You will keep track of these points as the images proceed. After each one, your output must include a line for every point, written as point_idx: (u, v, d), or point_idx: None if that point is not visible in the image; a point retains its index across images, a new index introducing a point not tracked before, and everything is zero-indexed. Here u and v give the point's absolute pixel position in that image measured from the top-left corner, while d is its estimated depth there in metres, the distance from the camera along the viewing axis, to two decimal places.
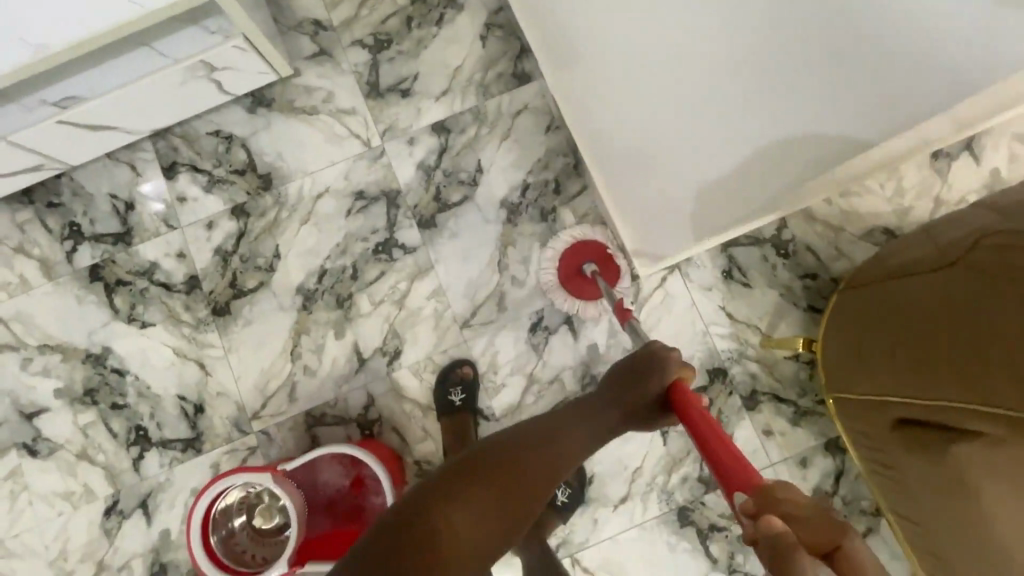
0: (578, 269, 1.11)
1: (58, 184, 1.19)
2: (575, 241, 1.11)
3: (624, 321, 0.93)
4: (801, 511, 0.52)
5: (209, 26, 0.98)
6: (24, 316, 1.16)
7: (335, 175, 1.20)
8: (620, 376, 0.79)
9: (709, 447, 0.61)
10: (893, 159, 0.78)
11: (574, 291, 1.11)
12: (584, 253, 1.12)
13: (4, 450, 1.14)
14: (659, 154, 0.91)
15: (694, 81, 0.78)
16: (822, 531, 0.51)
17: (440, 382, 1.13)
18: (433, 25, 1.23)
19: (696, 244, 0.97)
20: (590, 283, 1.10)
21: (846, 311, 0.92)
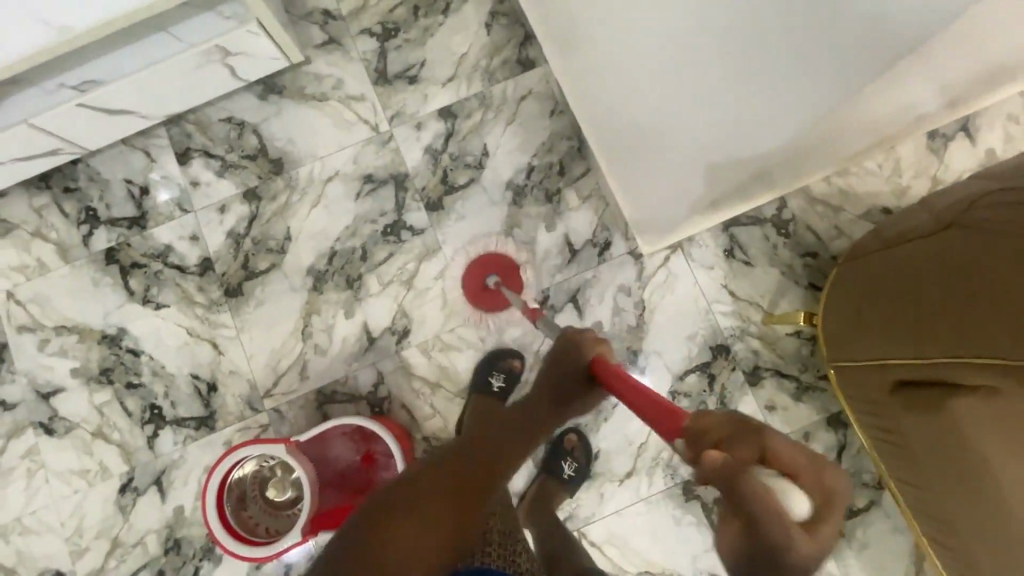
0: (483, 284, 1.16)
1: (74, 170, 1.22)
2: (477, 257, 1.15)
3: (534, 319, 1.02)
4: (725, 432, 0.53)
5: (223, 11, 1.01)
6: (42, 299, 1.19)
7: (345, 160, 1.23)
8: (555, 367, 0.79)
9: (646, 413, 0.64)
10: (894, 126, 0.80)
11: (485, 306, 1.15)
12: (486, 265, 1.16)
13: (22, 429, 1.16)
14: (665, 141, 0.93)
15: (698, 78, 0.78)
16: (741, 436, 0.51)
17: (486, 362, 1.15)
18: (440, 14, 1.26)
19: (707, 215, 1.03)
20: (496, 295, 1.15)
21: (845, 282, 0.94)
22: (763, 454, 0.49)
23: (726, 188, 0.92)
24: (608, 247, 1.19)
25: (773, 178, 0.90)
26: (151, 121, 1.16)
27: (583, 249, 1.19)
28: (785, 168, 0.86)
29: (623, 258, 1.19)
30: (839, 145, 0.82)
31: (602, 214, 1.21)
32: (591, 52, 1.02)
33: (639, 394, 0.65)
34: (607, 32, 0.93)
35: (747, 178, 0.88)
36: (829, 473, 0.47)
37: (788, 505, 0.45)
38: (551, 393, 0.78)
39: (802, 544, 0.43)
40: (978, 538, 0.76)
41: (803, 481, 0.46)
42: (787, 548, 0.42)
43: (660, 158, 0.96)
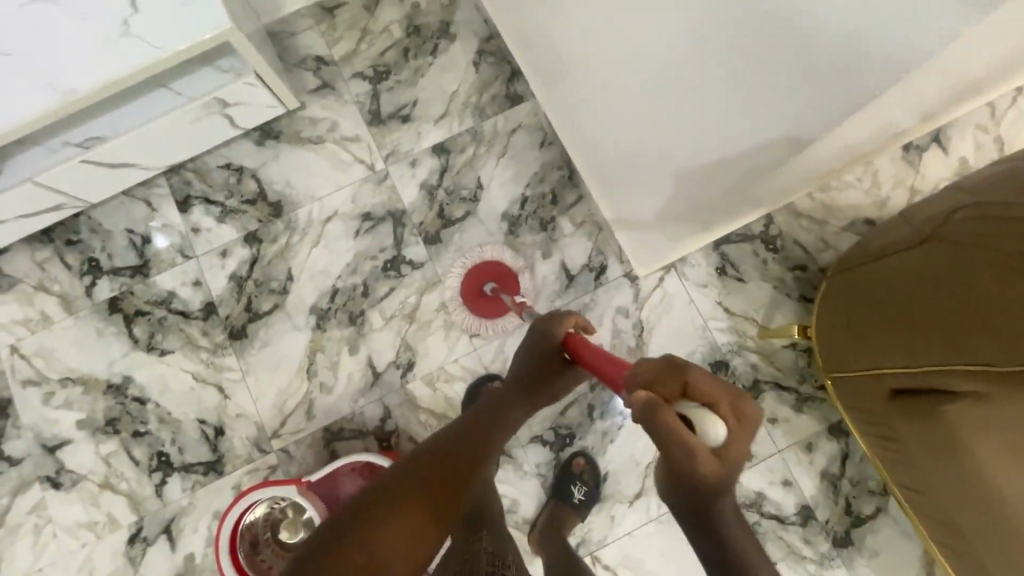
0: (479, 290, 1.17)
1: (76, 223, 1.24)
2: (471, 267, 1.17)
3: (522, 312, 1.07)
4: (655, 374, 0.56)
5: (221, 65, 1.05)
6: (46, 352, 1.20)
7: (343, 200, 1.26)
8: (538, 349, 0.80)
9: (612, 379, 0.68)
10: (883, 139, 0.85)
11: (484, 314, 1.16)
12: (481, 275, 1.17)
13: (28, 484, 1.15)
14: (660, 151, 0.94)
15: (698, 79, 0.79)
16: (663, 376, 0.55)
17: (469, 398, 1.17)
18: (429, 55, 1.31)
19: (704, 231, 1.05)
20: (492, 301, 1.16)
21: (834, 295, 0.97)
22: (685, 386, 0.53)
23: (720, 201, 0.94)
24: (603, 271, 1.22)
25: (760, 194, 0.91)
26: (153, 172, 1.18)
27: (580, 274, 1.22)
28: (774, 183, 0.87)
29: (619, 280, 1.22)
30: (828, 155, 0.83)
31: (596, 239, 1.24)
32: (578, 82, 1.06)
33: (603, 359, 0.70)
34: (595, 58, 0.97)
35: (737, 190, 0.89)
36: (744, 405, 0.52)
37: (704, 434, 0.49)
38: (528, 387, 0.81)
39: (710, 473, 0.49)
40: (981, 539, 0.78)
41: (722, 407, 0.51)
42: (693, 471, 0.49)
43: (653, 176, 0.99)
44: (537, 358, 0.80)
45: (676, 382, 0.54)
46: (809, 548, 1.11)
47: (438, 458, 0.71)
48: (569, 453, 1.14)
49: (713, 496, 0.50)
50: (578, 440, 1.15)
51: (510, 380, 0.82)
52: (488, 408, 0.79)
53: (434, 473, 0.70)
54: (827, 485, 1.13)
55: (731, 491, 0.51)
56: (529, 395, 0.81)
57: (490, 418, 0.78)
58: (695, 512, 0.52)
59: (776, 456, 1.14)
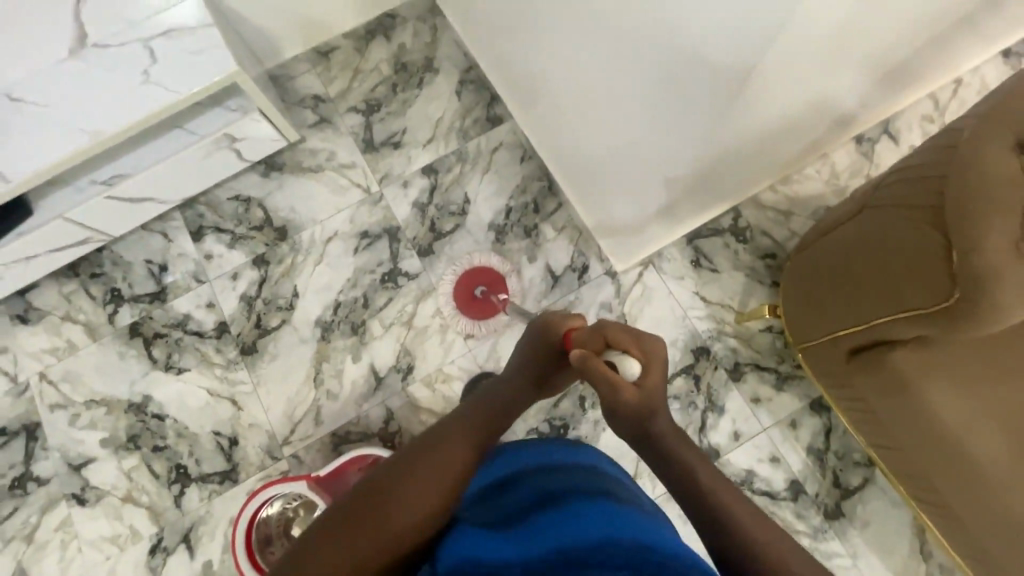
0: (472, 294, 1.28)
1: (99, 257, 1.35)
2: (464, 270, 1.28)
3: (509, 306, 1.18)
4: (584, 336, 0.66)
5: (229, 105, 1.18)
6: (72, 376, 1.29)
7: (342, 221, 1.36)
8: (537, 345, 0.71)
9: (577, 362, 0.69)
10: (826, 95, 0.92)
11: (475, 315, 1.26)
12: (473, 279, 1.28)
13: (54, 502, 1.22)
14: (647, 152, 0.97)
15: (675, 85, 0.81)
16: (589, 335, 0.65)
17: None
18: (415, 88, 1.44)
19: (684, 209, 1.11)
20: (483, 302, 1.27)
21: (793, 274, 1.05)
22: (607, 342, 0.63)
23: (711, 167, 0.97)
24: (586, 270, 1.31)
25: (740, 151, 0.95)
26: (168, 205, 1.30)
27: (564, 274, 1.30)
28: (753, 135, 0.90)
29: (601, 278, 1.30)
30: (794, 101, 0.85)
31: (577, 242, 1.33)
32: (549, 96, 1.15)
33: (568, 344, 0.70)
34: (563, 69, 1.04)
35: (724, 154, 0.93)
36: (648, 344, 0.63)
37: (624, 370, 0.61)
38: (528, 383, 0.72)
39: (631, 397, 0.60)
40: (947, 479, 0.84)
41: (632, 349, 0.62)
42: (617, 400, 0.60)
43: (633, 173, 1.04)
44: (532, 355, 0.72)
45: (599, 340, 0.64)
46: (803, 522, 1.14)
47: (430, 456, 0.63)
48: None
49: (643, 416, 0.61)
50: (572, 429, 1.21)
51: (507, 373, 0.74)
52: (483, 401, 0.71)
53: (428, 473, 0.62)
54: (814, 459, 1.17)
55: (661, 408, 0.61)
56: (528, 391, 0.72)
57: (489, 414, 0.69)
58: (635, 432, 0.62)
59: (762, 434, 1.19)
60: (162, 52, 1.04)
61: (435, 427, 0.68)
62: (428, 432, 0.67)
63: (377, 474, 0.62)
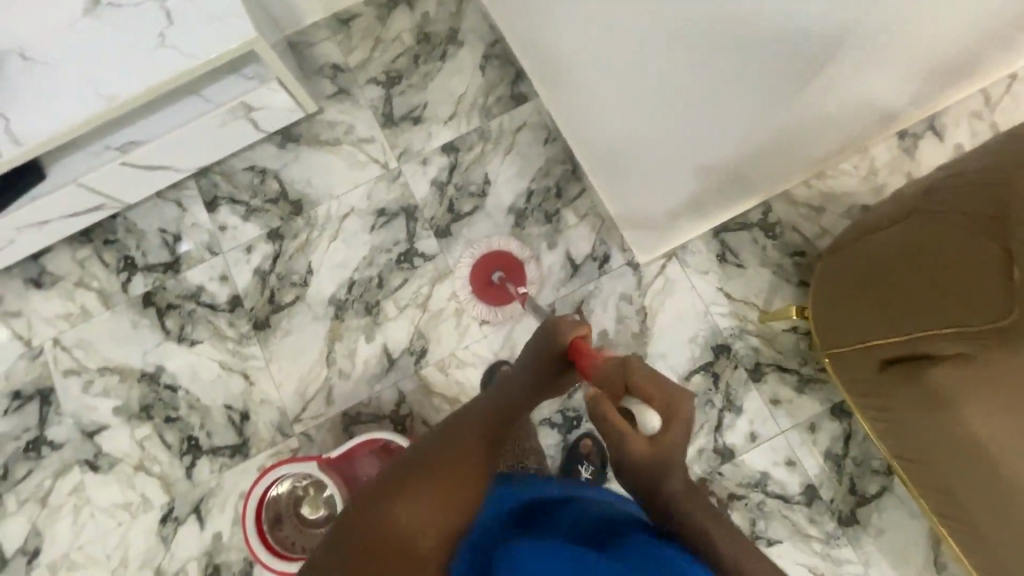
0: (489, 280, 1.24)
1: (113, 224, 1.34)
2: (483, 253, 1.23)
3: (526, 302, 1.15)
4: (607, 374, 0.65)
5: (246, 72, 1.14)
6: (85, 343, 1.29)
7: (359, 197, 1.33)
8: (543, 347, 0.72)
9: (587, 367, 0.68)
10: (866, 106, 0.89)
11: (490, 301, 1.22)
12: (491, 263, 1.24)
13: (68, 467, 1.23)
14: (662, 148, 0.96)
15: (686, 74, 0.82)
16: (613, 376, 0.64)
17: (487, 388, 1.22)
18: (438, 60, 1.38)
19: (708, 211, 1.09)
20: (500, 290, 1.23)
21: (828, 275, 1.00)
22: (628, 386, 0.63)
23: (738, 166, 0.94)
24: (607, 259, 1.27)
25: (772, 150, 0.91)
26: (183, 174, 1.27)
27: (585, 263, 1.27)
28: (786, 134, 0.86)
29: (623, 269, 1.26)
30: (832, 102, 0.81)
31: (600, 230, 1.28)
32: (577, 75, 1.09)
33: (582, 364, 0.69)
34: (585, 64, 1.03)
35: (750, 152, 0.89)
36: (674, 397, 0.60)
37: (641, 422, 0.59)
38: (535, 383, 0.71)
39: (643, 452, 0.59)
40: (984, 503, 0.79)
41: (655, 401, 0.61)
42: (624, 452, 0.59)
43: (655, 167, 1.02)
44: (539, 357, 0.71)
45: (620, 384, 0.64)
46: (815, 526, 1.13)
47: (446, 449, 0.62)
48: (577, 435, 1.18)
49: (653, 476, 0.59)
50: (585, 422, 1.19)
51: (512, 372, 0.72)
52: (492, 400, 0.69)
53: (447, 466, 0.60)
54: (831, 464, 1.15)
55: (675, 465, 0.59)
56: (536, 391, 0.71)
57: (496, 411, 0.68)
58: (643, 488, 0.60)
59: (779, 436, 1.16)
60: (179, 13, 1.00)
61: (444, 424, 0.67)
62: (439, 430, 0.66)
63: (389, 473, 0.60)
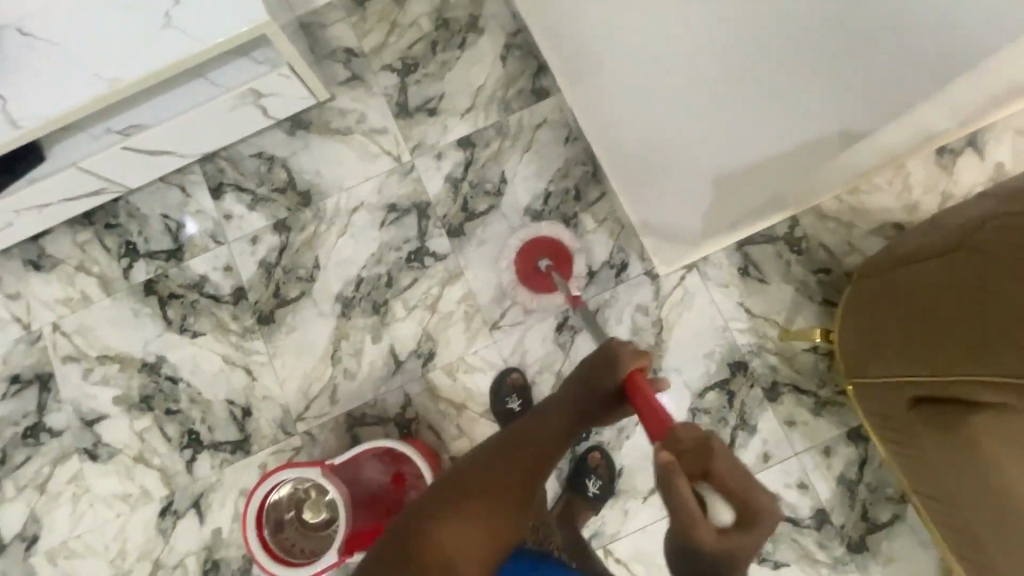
0: (535, 266, 1.22)
1: (115, 207, 1.29)
2: (531, 239, 1.21)
3: (576, 306, 1.15)
4: (686, 448, 0.59)
5: (256, 56, 1.08)
6: (85, 330, 1.25)
7: (369, 190, 1.28)
8: (587, 376, 0.76)
9: (653, 426, 0.65)
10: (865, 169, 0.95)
11: (532, 287, 1.21)
12: (539, 249, 1.22)
13: (67, 455, 1.22)
14: (676, 151, 1.00)
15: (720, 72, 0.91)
16: (692, 455, 0.58)
17: (495, 394, 1.19)
18: (456, 49, 1.32)
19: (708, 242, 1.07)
20: (545, 278, 1.21)
21: (862, 301, 0.96)
22: (707, 474, 0.58)
23: (746, 190, 0.95)
24: (624, 268, 1.22)
25: (785, 187, 0.91)
26: (188, 160, 1.22)
27: (601, 270, 1.22)
28: (793, 171, 0.88)
29: (640, 279, 1.22)
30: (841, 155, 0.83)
31: (618, 236, 1.24)
32: (601, 81, 1.08)
33: (650, 416, 0.66)
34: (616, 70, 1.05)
35: (754, 173, 0.93)
36: (760, 497, 0.55)
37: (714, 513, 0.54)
38: (575, 409, 0.77)
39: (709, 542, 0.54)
40: (1009, 561, 0.75)
41: (734, 497, 0.56)
42: (687, 543, 0.54)
43: (677, 171, 1.02)
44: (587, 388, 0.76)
45: (699, 466, 0.58)
46: (823, 551, 1.11)
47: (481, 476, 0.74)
48: (585, 447, 1.16)
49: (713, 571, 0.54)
50: (594, 434, 1.16)
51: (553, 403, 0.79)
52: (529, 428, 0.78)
53: (486, 491, 0.73)
54: (844, 490, 1.12)
55: (739, 564, 0.54)
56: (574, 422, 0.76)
57: (531, 439, 0.77)
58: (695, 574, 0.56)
59: (792, 459, 1.14)
60: None
61: (465, 461, 0.78)
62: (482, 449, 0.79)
63: (438, 495, 0.73)
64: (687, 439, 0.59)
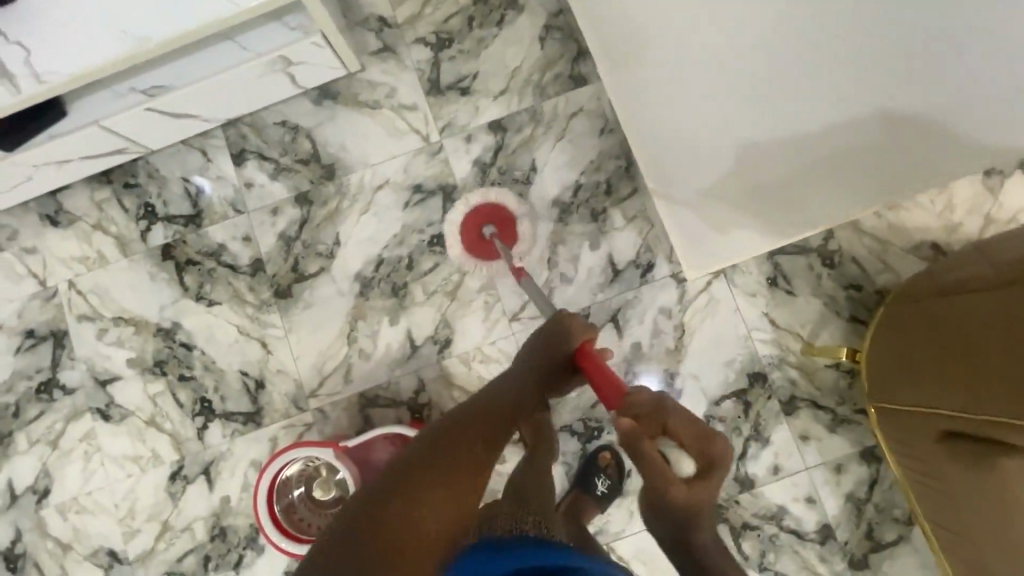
0: (478, 233, 1.17)
1: (134, 166, 1.26)
2: (475, 206, 1.17)
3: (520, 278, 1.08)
4: (644, 410, 0.71)
5: (289, 22, 1.03)
6: (101, 290, 1.24)
7: (395, 169, 1.25)
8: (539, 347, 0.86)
9: (604, 389, 0.78)
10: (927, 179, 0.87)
11: (477, 256, 1.17)
12: (483, 216, 1.18)
13: (79, 414, 1.22)
14: (697, 144, 1.02)
15: (744, 66, 0.95)
16: (650, 415, 0.70)
17: None
18: (494, 26, 1.26)
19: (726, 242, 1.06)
20: (488, 246, 1.17)
21: (897, 325, 0.94)
22: (665, 427, 0.70)
23: (768, 181, 0.98)
24: (650, 268, 1.20)
25: (804, 177, 0.96)
26: (211, 124, 1.19)
27: (626, 269, 1.20)
28: (819, 163, 0.94)
29: (666, 281, 1.19)
30: (873, 143, 0.89)
31: (647, 235, 1.21)
32: (642, 72, 1.05)
33: (607, 383, 0.78)
34: (652, 60, 1.03)
35: (777, 164, 0.97)
36: (714, 444, 0.67)
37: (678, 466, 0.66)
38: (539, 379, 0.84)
39: (681, 493, 0.64)
40: None
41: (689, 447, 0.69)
42: (667, 493, 0.64)
43: (699, 164, 1.03)
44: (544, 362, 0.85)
45: (657, 423, 0.70)
46: (824, 566, 1.12)
47: (465, 444, 0.67)
48: (596, 446, 1.16)
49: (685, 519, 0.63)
50: (606, 433, 1.16)
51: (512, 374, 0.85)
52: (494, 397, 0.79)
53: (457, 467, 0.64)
54: (851, 508, 1.12)
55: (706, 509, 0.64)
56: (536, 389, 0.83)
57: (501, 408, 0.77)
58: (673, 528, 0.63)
59: (802, 473, 1.14)
60: None
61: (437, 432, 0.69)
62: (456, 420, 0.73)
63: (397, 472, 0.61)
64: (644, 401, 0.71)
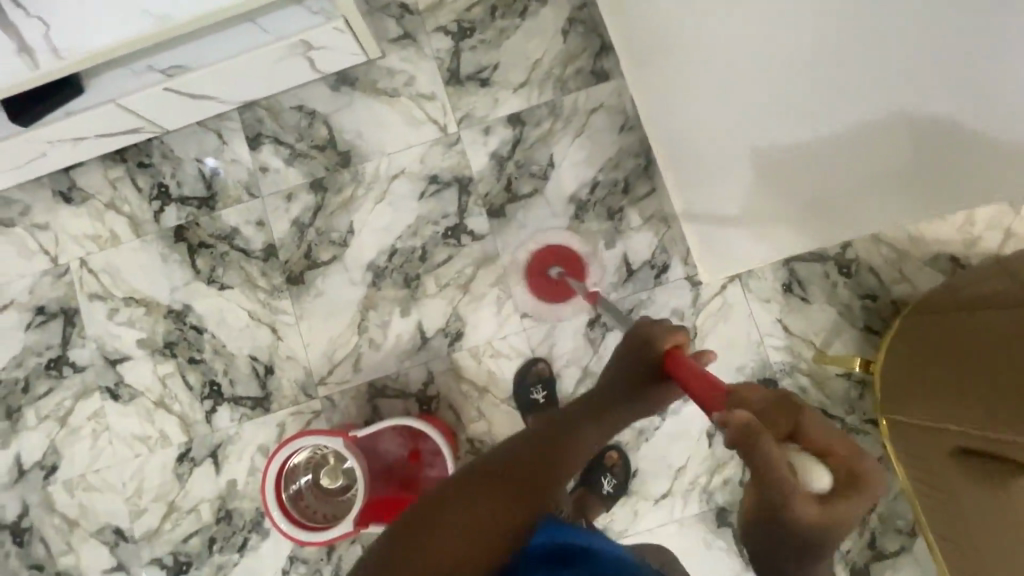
0: (546, 273, 1.20)
1: (149, 146, 1.25)
2: (543, 247, 1.19)
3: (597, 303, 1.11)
4: (765, 405, 0.61)
5: (312, 6, 1.01)
6: (113, 269, 1.24)
7: (412, 159, 1.24)
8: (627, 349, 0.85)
9: (705, 399, 0.68)
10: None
11: (557, 297, 1.19)
12: (552, 257, 1.20)
13: (88, 392, 1.22)
14: (713, 146, 0.98)
15: (741, 66, 0.87)
16: (774, 415, 0.59)
17: (520, 381, 1.19)
18: (517, 17, 1.24)
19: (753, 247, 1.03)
20: (559, 284, 1.20)
21: (920, 338, 0.93)
22: (793, 431, 0.58)
23: (798, 185, 0.86)
24: (665, 270, 1.19)
25: (812, 194, 0.85)
26: (228, 106, 1.17)
27: (641, 269, 1.19)
28: (834, 177, 0.81)
29: (680, 283, 1.19)
30: (910, 149, 0.71)
31: (663, 236, 1.20)
32: (665, 65, 1.02)
33: (704, 381, 0.70)
34: (671, 55, 1.00)
35: (804, 168, 0.84)
36: (862, 461, 0.55)
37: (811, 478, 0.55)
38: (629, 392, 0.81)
39: (812, 512, 0.52)
40: None
41: (835, 462, 0.56)
42: (792, 511, 0.53)
43: (718, 168, 0.99)
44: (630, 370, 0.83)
45: (787, 427, 0.59)
46: None
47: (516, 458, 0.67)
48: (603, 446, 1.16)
49: (807, 540, 0.54)
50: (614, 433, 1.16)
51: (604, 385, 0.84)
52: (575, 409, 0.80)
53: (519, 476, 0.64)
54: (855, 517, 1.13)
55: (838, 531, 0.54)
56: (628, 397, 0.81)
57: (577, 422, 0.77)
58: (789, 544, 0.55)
59: None
60: None
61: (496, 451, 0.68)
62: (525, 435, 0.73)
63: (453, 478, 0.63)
64: (760, 399, 0.62)
